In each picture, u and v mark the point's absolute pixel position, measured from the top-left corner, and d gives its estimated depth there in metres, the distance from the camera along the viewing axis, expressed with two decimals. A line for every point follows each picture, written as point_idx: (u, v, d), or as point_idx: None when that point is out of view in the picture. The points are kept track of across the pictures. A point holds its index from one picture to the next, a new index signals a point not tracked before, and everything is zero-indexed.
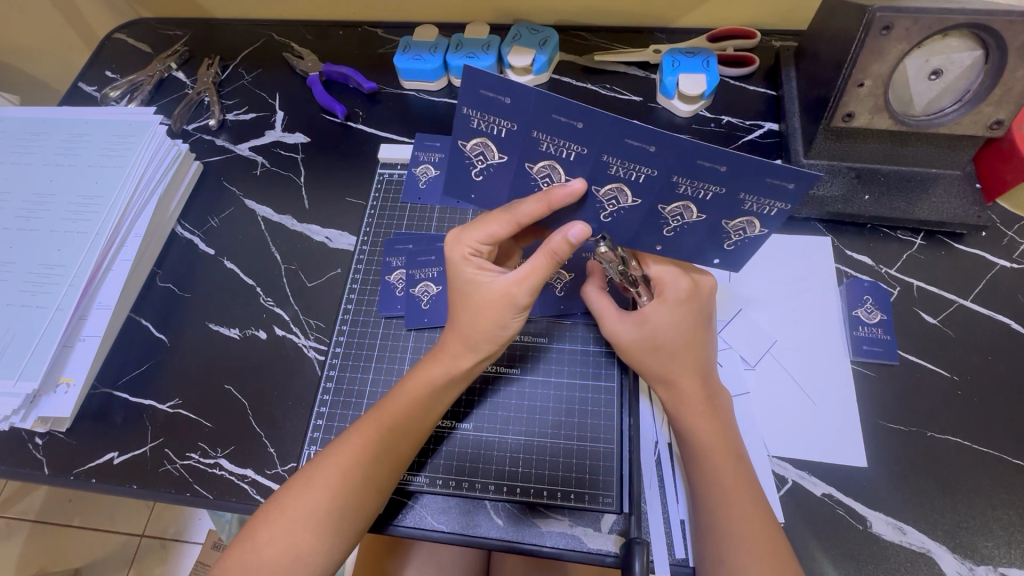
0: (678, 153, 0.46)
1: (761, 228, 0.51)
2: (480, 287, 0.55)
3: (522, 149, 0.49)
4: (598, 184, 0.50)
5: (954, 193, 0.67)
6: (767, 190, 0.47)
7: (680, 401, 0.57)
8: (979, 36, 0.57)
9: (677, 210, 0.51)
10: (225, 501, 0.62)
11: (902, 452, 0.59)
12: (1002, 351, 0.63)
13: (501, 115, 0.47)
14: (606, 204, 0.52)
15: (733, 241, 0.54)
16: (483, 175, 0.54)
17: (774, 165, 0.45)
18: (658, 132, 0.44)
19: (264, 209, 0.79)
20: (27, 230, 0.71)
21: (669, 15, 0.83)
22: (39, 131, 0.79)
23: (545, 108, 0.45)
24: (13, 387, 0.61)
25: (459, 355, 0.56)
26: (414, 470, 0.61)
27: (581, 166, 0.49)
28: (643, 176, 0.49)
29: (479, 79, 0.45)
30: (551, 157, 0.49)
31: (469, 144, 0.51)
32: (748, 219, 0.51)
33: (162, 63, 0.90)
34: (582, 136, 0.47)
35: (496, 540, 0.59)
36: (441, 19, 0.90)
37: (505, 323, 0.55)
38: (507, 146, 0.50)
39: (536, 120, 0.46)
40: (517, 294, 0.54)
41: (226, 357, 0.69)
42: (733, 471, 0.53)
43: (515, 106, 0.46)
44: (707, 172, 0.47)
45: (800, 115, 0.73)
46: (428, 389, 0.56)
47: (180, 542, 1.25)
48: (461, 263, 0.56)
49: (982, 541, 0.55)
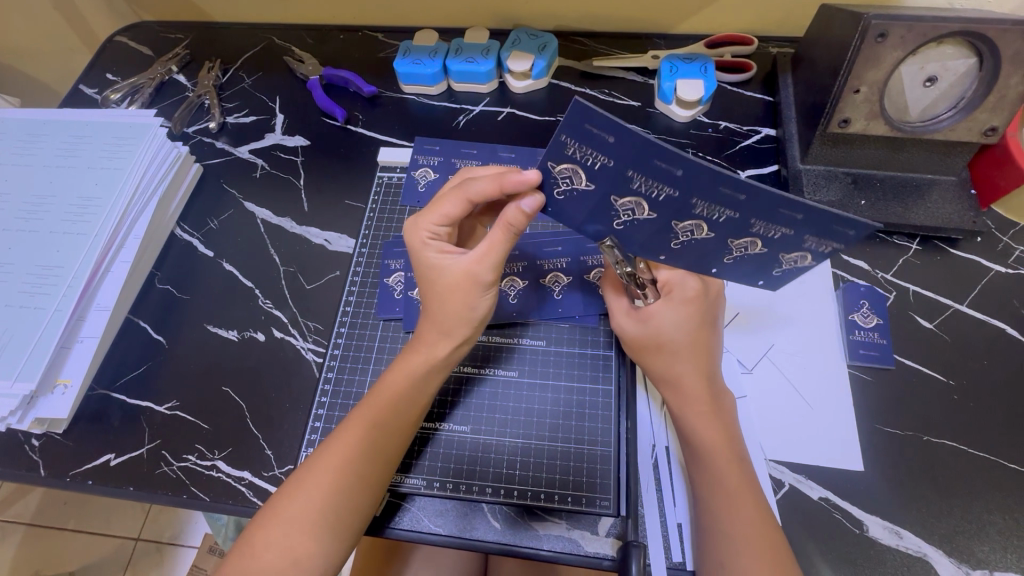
0: (758, 203, 0.47)
1: (812, 262, 0.53)
2: (445, 269, 0.56)
3: (608, 181, 0.49)
4: (618, 194, 0.50)
5: (948, 199, 0.68)
6: (827, 234, 0.48)
7: (683, 399, 0.57)
8: (973, 44, 0.58)
9: (689, 227, 0.52)
10: (222, 503, 0.61)
11: (898, 455, 0.59)
12: (997, 356, 0.63)
13: (602, 150, 0.46)
14: (621, 213, 0.52)
15: (782, 269, 0.55)
16: (564, 195, 0.53)
17: (845, 217, 0.45)
18: (750, 182, 0.46)
19: (264, 211, 0.79)
20: (26, 231, 0.72)
21: (668, 21, 0.84)
22: (39, 133, 0.79)
23: (650, 151, 0.45)
24: (10, 388, 0.61)
25: (436, 344, 0.56)
26: (403, 472, 0.61)
27: (666, 206, 0.50)
28: (723, 218, 0.50)
29: (589, 113, 0.44)
30: (639, 194, 0.50)
31: (559, 167, 0.50)
32: (802, 254, 0.52)
33: (163, 66, 0.91)
34: (676, 179, 0.47)
35: (493, 543, 0.58)
36: (441, 24, 0.90)
37: (472, 304, 0.55)
38: (597, 177, 0.49)
39: (634, 160, 0.46)
40: (479, 273, 0.54)
41: (224, 360, 0.69)
42: (735, 472, 0.53)
43: (618, 144, 0.46)
44: (782, 218, 0.48)
45: (797, 120, 0.74)
46: (408, 381, 0.56)
47: (175, 545, 1.24)
48: (422, 246, 0.57)
49: (979, 545, 0.55)
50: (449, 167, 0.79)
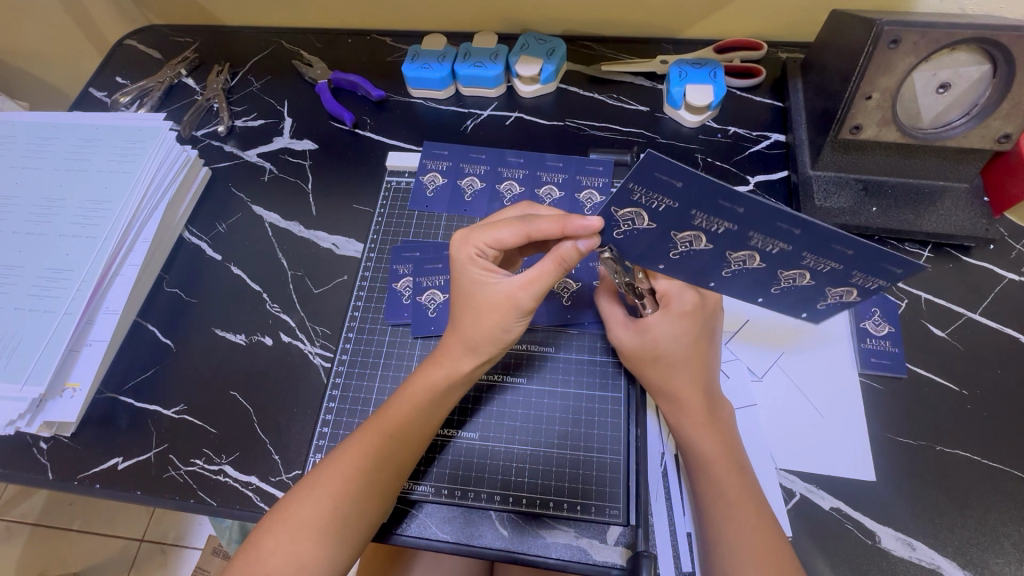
0: (815, 239, 0.47)
1: (856, 297, 0.55)
2: (487, 290, 0.55)
3: (674, 222, 0.50)
4: (678, 229, 0.51)
5: (960, 206, 0.67)
6: (875, 271, 0.50)
7: (680, 412, 0.57)
8: (988, 51, 0.57)
9: (742, 258, 0.53)
10: (229, 508, 0.61)
11: (910, 465, 0.59)
12: (1011, 365, 0.63)
13: (666, 194, 0.47)
14: (679, 245, 0.53)
15: (826, 302, 0.58)
16: (624, 234, 0.53)
17: (896, 258, 0.46)
18: (808, 221, 0.46)
19: (272, 215, 0.79)
20: (36, 234, 0.72)
21: (677, 26, 0.84)
22: (49, 135, 0.79)
23: (715, 194, 0.45)
24: (19, 391, 0.61)
25: (458, 358, 0.56)
26: (414, 479, 0.61)
27: (724, 239, 0.51)
28: (777, 250, 0.50)
29: (656, 164, 0.44)
30: (698, 229, 0.50)
31: (622, 211, 0.50)
32: (849, 288, 0.54)
33: (172, 69, 0.91)
34: (737, 217, 0.47)
35: (499, 551, 0.58)
36: (448, 28, 0.90)
37: (508, 327, 0.55)
38: (660, 218, 0.50)
39: (698, 202, 0.47)
40: (521, 299, 0.54)
41: (232, 364, 0.69)
42: (739, 483, 0.53)
43: (684, 188, 0.46)
44: (834, 252, 0.49)
45: (807, 126, 0.74)
46: (429, 395, 0.56)
47: (179, 547, 1.24)
48: (468, 262, 0.55)
49: (993, 557, 0.55)
50: (457, 172, 0.79)
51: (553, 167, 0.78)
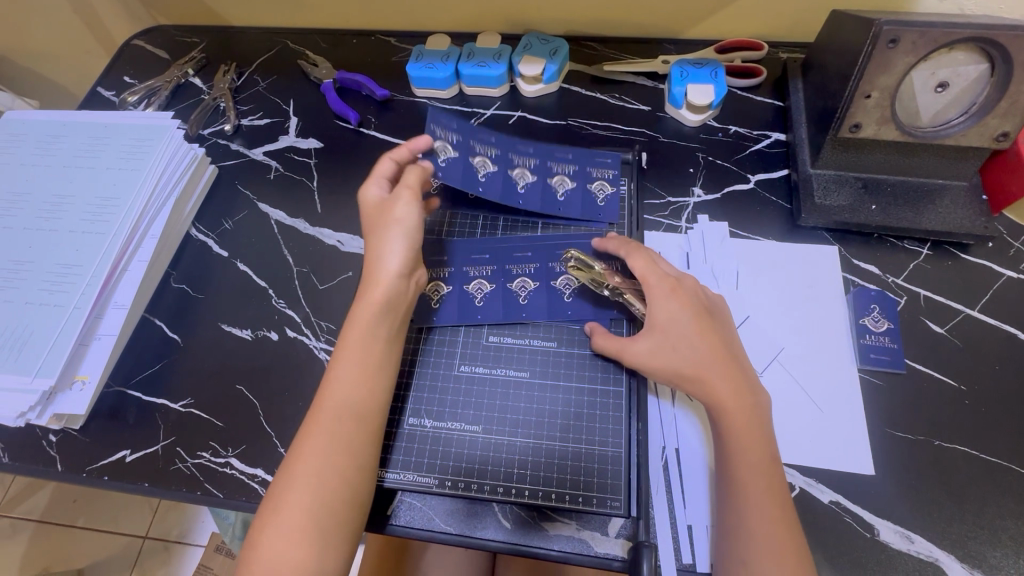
0: (547, 150, 0.75)
1: (573, 182, 0.75)
2: (366, 204, 0.64)
3: (547, 275, 0.71)
4: (552, 279, 0.70)
5: (959, 204, 0.68)
6: (597, 163, 0.76)
7: (716, 401, 0.56)
8: (985, 50, 0.58)
9: (520, 173, 0.75)
10: (235, 500, 0.62)
11: (909, 459, 0.59)
12: (1009, 361, 0.63)
13: (529, 258, 0.71)
14: (564, 290, 0.70)
15: (603, 197, 0.75)
16: (483, 300, 0.70)
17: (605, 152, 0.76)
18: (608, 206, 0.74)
19: (278, 212, 0.80)
20: (46, 230, 0.73)
21: (678, 27, 0.84)
22: (59, 134, 0.80)
23: (510, 250, 0.72)
24: (30, 383, 0.63)
25: (383, 282, 0.59)
26: (383, 468, 0.61)
27: (591, 264, 0.71)
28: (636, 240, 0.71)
29: (464, 251, 0.72)
30: (565, 272, 0.70)
31: (513, 283, 0.71)
32: (602, 180, 0.75)
33: (179, 69, 0.92)
34: (497, 141, 0.74)
35: (501, 542, 0.59)
36: (453, 28, 0.91)
37: (407, 210, 0.62)
38: (538, 276, 0.71)
39: (504, 259, 0.72)
40: (411, 186, 0.64)
41: (238, 358, 0.70)
42: (765, 475, 0.52)
43: (491, 257, 0.72)
44: (565, 158, 0.75)
45: (807, 125, 0.74)
46: (365, 334, 0.57)
47: (182, 544, 1.25)
48: (372, 186, 0.65)
49: (991, 550, 0.55)
50: None
51: (563, 157, 0.76)
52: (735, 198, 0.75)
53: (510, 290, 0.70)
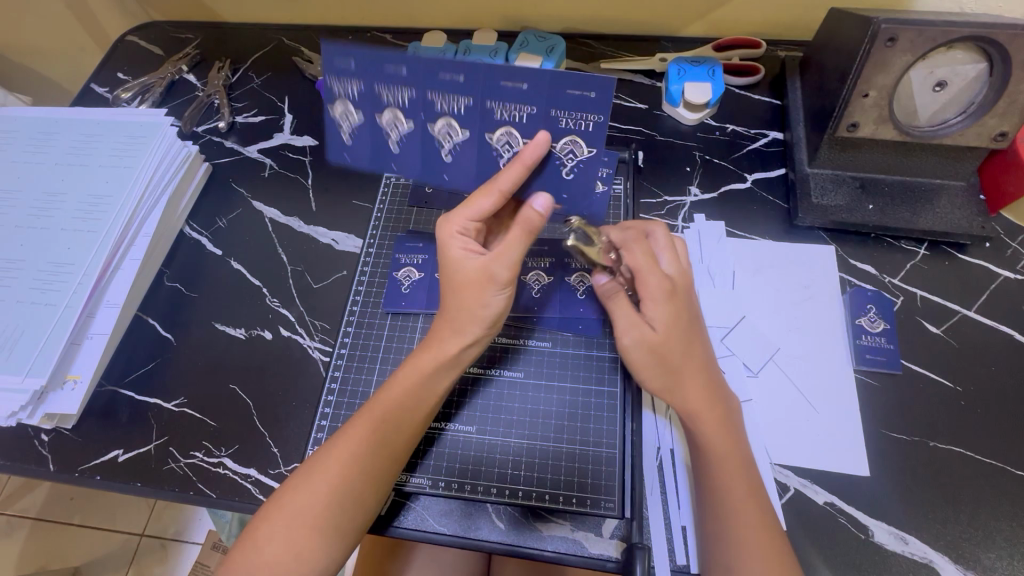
0: None
1: (463, 130, 0.56)
2: (461, 265, 0.56)
3: (479, 121, 0.55)
4: (489, 130, 0.55)
5: (957, 204, 0.68)
6: (441, 85, 0.53)
7: (688, 407, 0.56)
8: (984, 49, 0.58)
9: None
10: (228, 500, 0.62)
11: (904, 460, 0.59)
12: (1005, 362, 0.63)
13: (459, 93, 0.53)
14: (501, 151, 0.56)
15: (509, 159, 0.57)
16: (398, 146, 0.58)
17: (436, 59, 0.52)
18: (591, 76, 0.50)
19: (271, 210, 0.79)
20: (38, 228, 0.72)
21: (676, 24, 0.84)
22: (51, 130, 0.80)
23: (432, 66, 0.52)
24: (21, 383, 0.62)
25: (445, 340, 0.57)
26: (408, 472, 0.61)
27: (534, 127, 0.54)
28: (592, 125, 0.53)
29: (335, 51, 0.53)
30: (506, 123, 0.54)
31: (436, 126, 0.56)
32: (446, 120, 0.55)
33: (174, 65, 0.91)
34: None
35: (496, 543, 0.59)
36: (449, 25, 0.90)
37: (487, 301, 0.55)
38: (468, 121, 0.55)
39: (371, 72, 0.54)
40: (497, 271, 0.54)
41: (231, 357, 0.70)
42: (740, 479, 0.53)
43: (359, 68, 0.54)
44: (387, 74, 0.53)
45: (805, 123, 0.74)
46: (418, 379, 0.56)
47: (179, 541, 1.25)
48: (453, 241, 0.56)
49: (985, 552, 0.55)
50: None
51: (447, 79, 0.53)
52: (732, 197, 0.75)
53: (524, 282, 0.70)
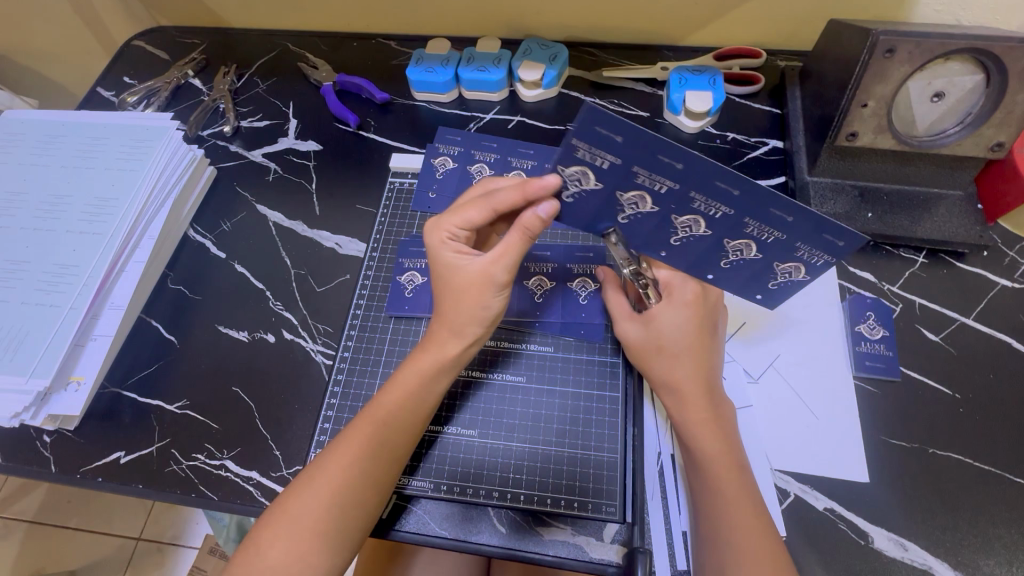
0: (506, 145, 0.80)
1: (705, 229, 0.52)
2: (461, 271, 0.56)
3: (727, 230, 0.51)
4: (730, 238, 0.52)
5: (956, 213, 0.68)
6: (712, 192, 0.48)
7: (684, 408, 0.57)
8: (979, 60, 0.59)
9: (477, 168, 0.79)
10: (230, 502, 0.62)
11: (903, 467, 0.60)
12: (1004, 369, 0.63)
13: (725, 203, 0.48)
14: (730, 254, 0.54)
15: (729, 259, 0.55)
16: (573, 197, 0.53)
17: (726, 172, 0.45)
18: (802, 207, 0.46)
19: (276, 214, 0.80)
20: (44, 230, 0.73)
21: (677, 34, 0.85)
22: (58, 134, 0.80)
23: (713, 175, 0.46)
24: (24, 384, 0.62)
25: (446, 342, 0.57)
26: (408, 474, 0.61)
27: (722, 225, 0.51)
28: (822, 261, 0.52)
29: (597, 116, 0.43)
30: (750, 237, 0.52)
31: (626, 195, 0.50)
32: (694, 217, 0.51)
33: (179, 70, 0.92)
34: (462, 138, 0.82)
35: (498, 548, 0.59)
36: (453, 32, 0.91)
37: (486, 304, 0.56)
38: (716, 225, 0.51)
39: (639, 157, 0.46)
40: (495, 274, 0.55)
41: (234, 360, 0.70)
42: (732, 482, 0.53)
43: (626, 143, 0.45)
44: (664, 166, 0.46)
45: (804, 132, 0.75)
46: (418, 380, 0.56)
47: (176, 546, 1.24)
48: (442, 248, 0.57)
49: (983, 559, 0.55)
50: (468, 157, 0.80)
51: (717, 190, 0.47)
52: None
53: (528, 287, 0.70)
